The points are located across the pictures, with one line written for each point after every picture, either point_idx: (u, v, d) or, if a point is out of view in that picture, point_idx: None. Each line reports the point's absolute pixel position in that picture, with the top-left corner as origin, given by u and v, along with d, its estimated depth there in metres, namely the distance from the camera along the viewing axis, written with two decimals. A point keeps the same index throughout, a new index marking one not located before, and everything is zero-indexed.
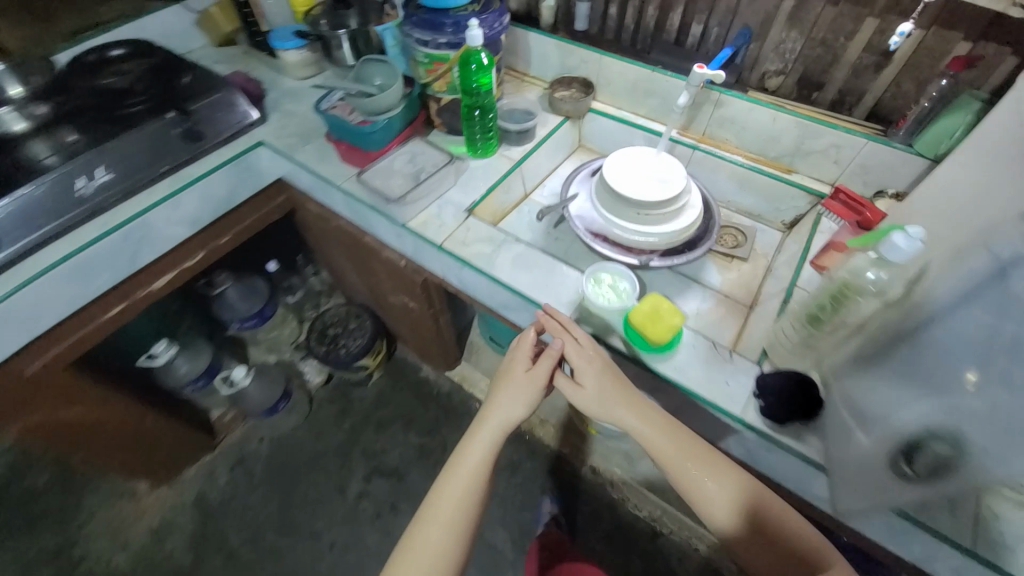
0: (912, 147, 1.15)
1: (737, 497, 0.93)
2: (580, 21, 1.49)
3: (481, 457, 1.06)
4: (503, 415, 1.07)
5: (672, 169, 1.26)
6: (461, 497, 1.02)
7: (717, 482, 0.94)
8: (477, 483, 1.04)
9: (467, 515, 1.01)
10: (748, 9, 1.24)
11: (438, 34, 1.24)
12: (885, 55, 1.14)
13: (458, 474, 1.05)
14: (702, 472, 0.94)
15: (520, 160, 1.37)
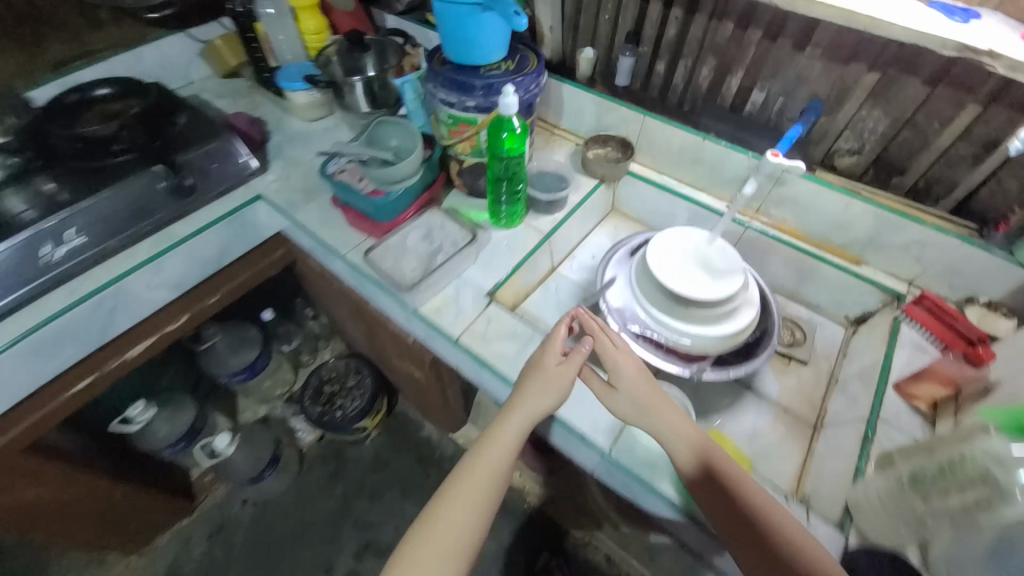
0: (1012, 255, 0.99)
1: (803, 541, 0.72)
2: (622, 76, 1.34)
3: (496, 458, 0.86)
4: (530, 412, 0.88)
5: (728, 259, 1.10)
6: (468, 498, 0.82)
7: (775, 512, 0.74)
8: (487, 491, 0.83)
9: (475, 511, 0.81)
10: (823, 81, 1.08)
11: (466, 96, 1.08)
12: (988, 147, 0.97)
13: (468, 477, 0.84)
14: (752, 494, 0.76)
15: (549, 233, 1.22)
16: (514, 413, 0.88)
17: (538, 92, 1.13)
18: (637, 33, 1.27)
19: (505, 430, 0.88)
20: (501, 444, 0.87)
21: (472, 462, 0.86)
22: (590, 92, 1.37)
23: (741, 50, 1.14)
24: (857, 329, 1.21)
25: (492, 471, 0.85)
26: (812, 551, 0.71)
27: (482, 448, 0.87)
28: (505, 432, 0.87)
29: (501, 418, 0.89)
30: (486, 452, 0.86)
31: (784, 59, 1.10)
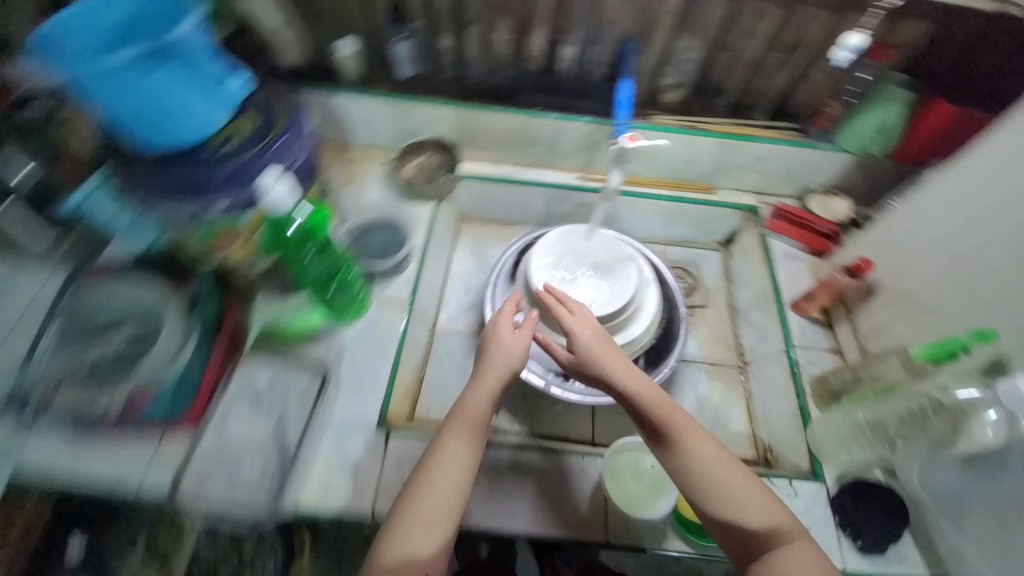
0: (834, 144, 1.05)
1: (751, 501, 0.65)
2: (405, 66, 1.03)
3: (473, 429, 0.70)
4: (497, 376, 0.74)
5: (609, 252, 1.00)
6: (440, 495, 0.65)
7: (722, 473, 0.66)
8: (462, 479, 0.67)
9: (448, 510, 0.65)
10: (632, 16, 0.93)
11: (213, 200, 0.75)
12: (793, 49, 0.96)
13: (437, 462, 0.67)
14: (696, 454, 0.67)
15: (413, 296, 0.97)
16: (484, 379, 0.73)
17: (308, 151, 0.85)
18: (400, 7, 0.96)
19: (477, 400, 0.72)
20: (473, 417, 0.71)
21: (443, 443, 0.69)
22: (376, 99, 1.07)
23: (534, 0, 0.92)
24: (729, 249, 1.23)
25: (467, 456, 0.68)
26: (759, 509, 0.64)
27: (451, 425, 0.70)
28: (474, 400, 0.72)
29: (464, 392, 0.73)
30: (460, 423, 0.70)
31: (585, 2, 0.92)
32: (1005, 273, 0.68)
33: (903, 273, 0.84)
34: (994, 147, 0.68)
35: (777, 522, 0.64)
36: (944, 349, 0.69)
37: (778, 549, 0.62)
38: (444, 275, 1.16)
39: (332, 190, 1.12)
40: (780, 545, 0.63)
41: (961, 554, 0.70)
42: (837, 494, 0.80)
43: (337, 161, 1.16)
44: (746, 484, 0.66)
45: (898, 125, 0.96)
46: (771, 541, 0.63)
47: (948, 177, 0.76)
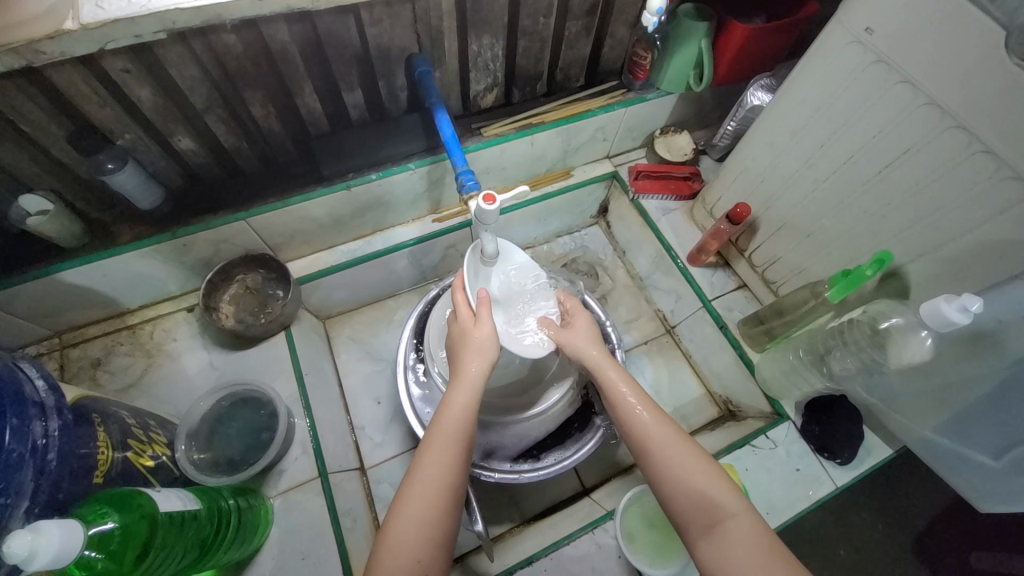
0: (660, 89, 0.99)
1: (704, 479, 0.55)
2: (142, 196, 0.73)
3: (460, 420, 0.60)
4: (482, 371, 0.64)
5: (533, 277, 0.78)
6: (427, 501, 0.54)
7: (675, 446, 0.58)
8: (453, 477, 0.57)
9: (438, 522, 0.54)
10: (407, 33, 0.74)
11: None
12: (590, 14, 0.85)
13: (421, 465, 0.57)
14: (651, 427, 0.60)
15: (322, 468, 0.77)
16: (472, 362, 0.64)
17: (65, 421, 0.50)
18: (87, 127, 0.65)
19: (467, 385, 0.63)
20: (462, 404, 0.61)
21: (429, 441, 0.58)
22: (123, 253, 0.75)
23: (276, 58, 0.68)
24: (606, 219, 1.21)
25: (456, 453, 0.58)
26: (709, 483, 0.55)
27: (436, 420, 0.60)
28: (464, 390, 0.62)
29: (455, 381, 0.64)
30: (447, 413, 0.60)
31: (341, 39, 0.70)
32: (871, 188, 0.68)
33: (777, 203, 0.84)
34: (820, 72, 0.68)
35: (727, 493, 0.54)
36: (851, 279, 0.68)
37: (725, 524, 0.52)
38: (341, 399, 0.96)
39: (140, 381, 0.82)
40: (730, 518, 0.52)
41: (915, 434, 0.77)
42: (805, 424, 0.84)
43: (126, 339, 0.85)
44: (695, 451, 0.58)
45: (707, 53, 0.90)
46: (720, 517, 0.52)
47: (788, 99, 0.74)
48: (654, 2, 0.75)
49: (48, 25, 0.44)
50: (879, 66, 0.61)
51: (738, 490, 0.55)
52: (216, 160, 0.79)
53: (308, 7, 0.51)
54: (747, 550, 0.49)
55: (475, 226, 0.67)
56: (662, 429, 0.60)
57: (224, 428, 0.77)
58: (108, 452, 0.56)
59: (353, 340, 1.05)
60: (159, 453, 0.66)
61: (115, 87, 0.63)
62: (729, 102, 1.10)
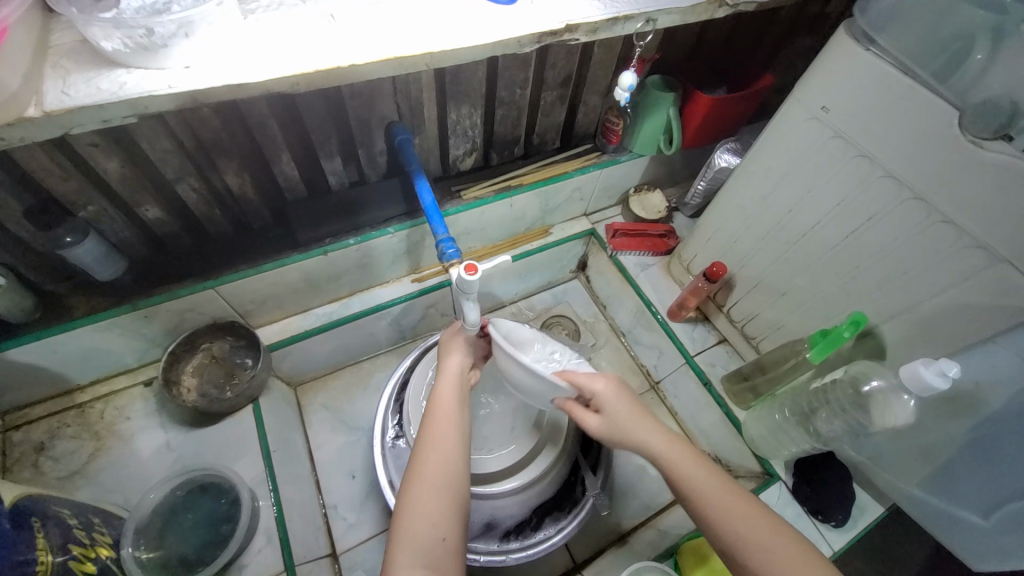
0: (632, 152, 1.03)
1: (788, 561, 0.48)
2: (103, 268, 0.69)
3: (456, 416, 0.60)
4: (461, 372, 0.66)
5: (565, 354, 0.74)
6: (440, 482, 0.54)
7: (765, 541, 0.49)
8: (460, 452, 0.57)
9: (455, 497, 0.54)
10: (387, 103, 0.75)
11: None
12: (564, 86, 0.89)
13: (427, 454, 0.56)
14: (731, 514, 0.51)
15: (289, 561, 0.70)
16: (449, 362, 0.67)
17: None
18: (46, 200, 0.62)
19: (448, 377, 0.65)
20: (449, 390, 0.63)
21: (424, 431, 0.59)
22: (78, 328, 0.70)
23: (253, 129, 0.67)
24: (586, 273, 1.22)
25: (456, 432, 0.59)
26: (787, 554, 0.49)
27: (428, 414, 0.61)
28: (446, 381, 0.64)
29: (442, 379, 0.65)
30: (437, 405, 0.61)
31: (320, 110, 0.70)
32: (840, 252, 0.71)
33: (751, 262, 0.86)
34: (782, 144, 0.72)
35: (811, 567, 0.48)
36: (830, 340, 0.70)
37: None
38: (313, 476, 0.89)
39: (86, 469, 0.75)
40: None
41: (906, 494, 0.76)
42: (796, 485, 0.83)
43: (74, 419, 0.78)
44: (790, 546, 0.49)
45: (676, 120, 0.94)
46: None
47: (754, 167, 0.78)
48: (626, 78, 0.79)
49: (7, 113, 0.42)
50: (837, 140, 0.65)
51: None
52: (185, 227, 0.76)
53: (288, 90, 0.51)
54: None
55: (455, 295, 0.64)
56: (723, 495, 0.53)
57: (178, 520, 0.70)
58: (47, 557, 0.49)
59: (326, 407, 0.99)
60: (103, 557, 0.59)
61: (80, 160, 0.61)
62: (698, 161, 1.15)
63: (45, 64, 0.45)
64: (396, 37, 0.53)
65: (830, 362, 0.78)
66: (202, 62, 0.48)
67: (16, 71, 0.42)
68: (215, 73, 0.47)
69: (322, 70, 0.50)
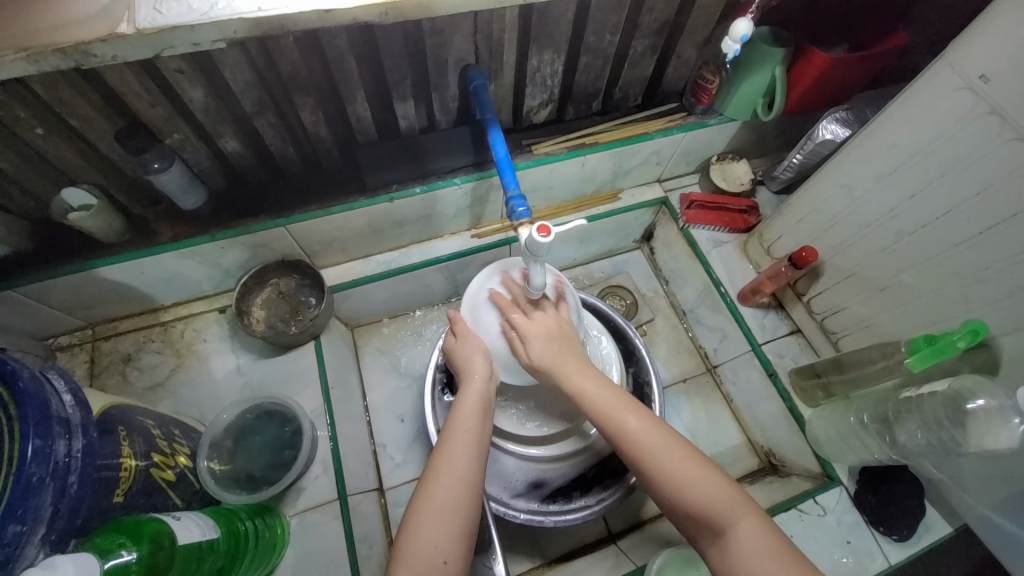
0: (723, 115, 0.92)
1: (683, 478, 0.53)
2: (185, 197, 0.71)
3: (473, 419, 0.61)
4: (486, 369, 0.65)
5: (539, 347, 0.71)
6: (449, 505, 0.54)
7: (677, 461, 0.54)
8: (474, 471, 0.57)
9: (463, 516, 0.54)
10: (467, 43, 0.70)
11: None
12: (659, 34, 0.79)
13: (440, 466, 0.57)
14: (642, 438, 0.56)
15: (343, 490, 0.74)
16: (470, 368, 0.65)
17: (89, 442, 0.47)
18: (136, 125, 0.64)
19: (474, 382, 0.64)
20: (472, 400, 0.62)
21: (442, 443, 0.59)
22: (163, 253, 0.74)
23: (330, 64, 0.65)
24: (651, 244, 1.16)
25: (475, 440, 0.59)
26: (708, 486, 0.52)
27: (449, 423, 0.61)
28: (470, 389, 0.63)
29: (464, 382, 0.65)
30: (458, 416, 0.61)
31: (398, 47, 0.66)
32: (967, 249, 0.62)
33: (848, 250, 0.77)
34: (919, 117, 0.61)
35: (723, 493, 0.52)
36: (936, 349, 0.62)
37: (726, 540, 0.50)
38: (365, 414, 0.94)
39: (168, 382, 0.81)
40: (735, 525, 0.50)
41: (984, 519, 0.70)
42: (859, 492, 0.77)
43: (158, 335, 0.84)
44: (697, 465, 0.54)
45: (781, 81, 0.83)
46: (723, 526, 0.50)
47: (874, 142, 0.67)
48: (739, 28, 0.70)
49: (99, 28, 0.42)
50: (992, 117, 0.54)
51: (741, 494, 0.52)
52: (259, 162, 0.77)
53: (374, 20, 0.48)
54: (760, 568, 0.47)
55: (523, 255, 0.62)
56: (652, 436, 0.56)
57: (247, 440, 0.75)
58: (130, 464, 0.54)
59: (380, 351, 1.02)
60: (181, 466, 0.64)
61: (166, 86, 0.61)
62: (797, 131, 1.02)
63: None
64: None
65: (926, 372, 0.70)
66: None
67: None
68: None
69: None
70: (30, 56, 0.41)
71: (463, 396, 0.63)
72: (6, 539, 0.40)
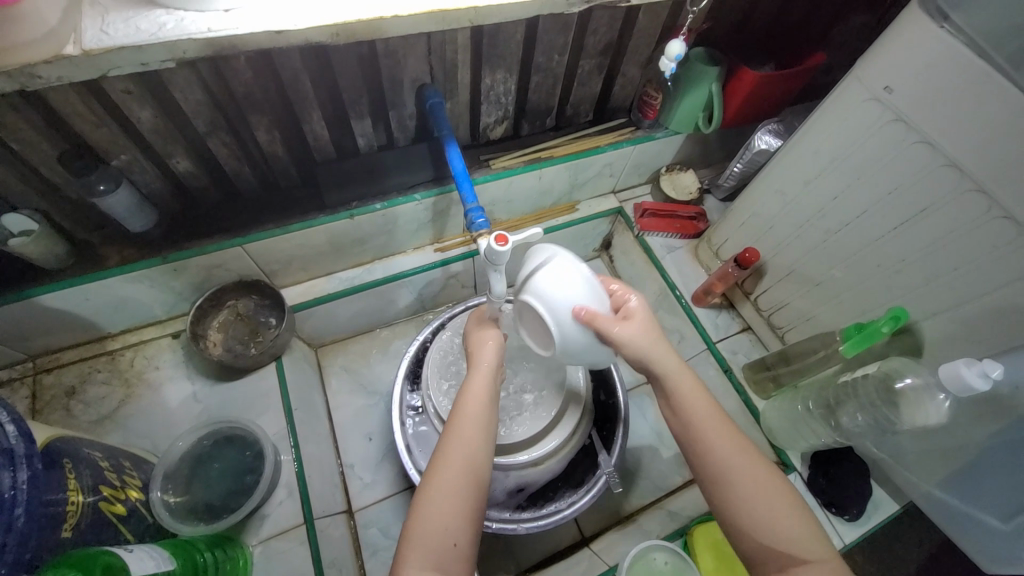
0: (668, 128, 0.98)
1: (762, 503, 0.49)
2: (133, 219, 0.69)
3: (483, 402, 0.58)
4: (492, 358, 0.63)
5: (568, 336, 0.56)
6: (456, 488, 0.51)
7: (763, 485, 0.49)
8: (480, 458, 0.54)
9: (468, 501, 0.51)
10: (421, 61, 0.72)
11: None
12: (604, 54, 0.85)
13: (449, 449, 0.54)
14: (727, 450, 0.51)
15: (309, 514, 0.72)
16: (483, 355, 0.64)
17: (35, 472, 0.45)
18: (81, 147, 0.62)
19: (481, 369, 0.62)
20: (479, 386, 0.60)
21: (452, 423, 0.56)
22: (110, 277, 0.71)
23: (286, 85, 0.66)
24: (609, 253, 1.20)
25: (481, 426, 0.56)
26: (789, 522, 0.48)
27: (459, 405, 0.58)
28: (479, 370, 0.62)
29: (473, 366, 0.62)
30: (467, 398, 0.58)
31: (354, 67, 0.68)
32: (886, 243, 0.68)
33: (786, 250, 0.83)
34: (835, 126, 0.68)
35: (802, 527, 0.48)
36: (866, 334, 0.68)
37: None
38: (332, 435, 0.92)
39: (116, 414, 0.77)
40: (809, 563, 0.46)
41: (924, 493, 0.75)
42: (812, 476, 0.82)
43: (104, 365, 0.80)
44: (781, 493, 0.50)
45: (717, 97, 0.89)
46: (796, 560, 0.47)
47: (801, 150, 0.74)
48: (673, 48, 0.75)
49: (45, 50, 0.41)
50: (897, 124, 0.61)
51: (820, 532, 0.48)
52: (213, 182, 0.76)
53: (327, 41, 0.49)
54: None
55: (484, 266, 0.63)
56: (751, 468, 0.50)
57: (204, 469, 0.72)
58: (77, 498, 0.52)
59: (345, 370, 1.01)
60: (132, 499, 0.61)
61: (114, 106, 0.60)
62: (736, 143, 1.10)
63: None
64: None
65: (862, 358, 0.76)
66: (247, 6, 0.46)
67: (55, 6, 0.41)
68: (254, 20, 0.46)
69: (362, 22, 0.48)
70: None
71: (473, 382, 0.60)
72: None
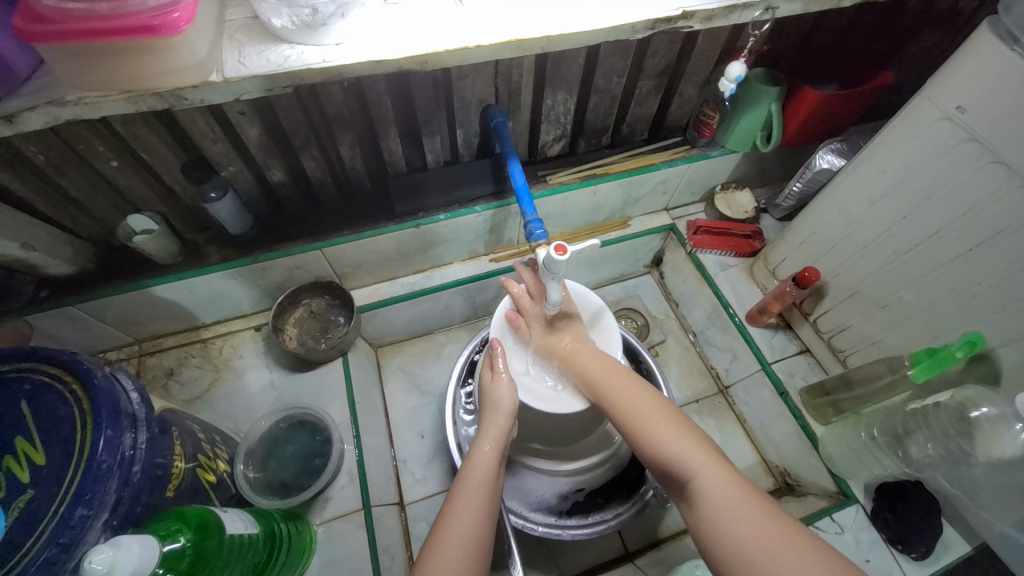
0: (724, 147, 0.99)
1: (654, 430, 0.58)
2: (234, 222, 0.79)
3: (487, 472, 0.62)
4: (505, 422, 0.65)
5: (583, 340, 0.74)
6: (460, 552, 0.55)
7: (657, 419, 0.59)
8: (484, 526, 0.57)
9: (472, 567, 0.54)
10: (489, 83, 0.78)
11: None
12: (661, 76, 0.88)
13: (451, 515, 0.58)
14: (625, 397, 0.62)
15: (367, 500, 0.77)
16: (494, 414, 0.66)
17: (151, 435, 0.52)
18: (199, 159, 0.72)
19: (488, 434, 0.65)
20: (485, 463, 0.62)
21: (454, 501, 0.60)
22: (212, 273, 0.81)
23: (369, 106, 0.74)
24: (660, 269, 1.21)
25: (486, 496, 0.59)
26: (680, 442, 0.56)
27: (463, 473, 0.62)
28: (487, 435, 0.65)
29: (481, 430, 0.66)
30: (472, 467, 0.62)
31: (428, 90, 0.75)
32: (959, 267, 0.65)
33: (849, 270, 0.81)
34: (905, 146, 0.67)
35: (698, 448, 0.55)
36: (937, 360, 0.65)
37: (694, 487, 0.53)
38: (387, 429, 0.97)
39: (206, 395, 0.87)
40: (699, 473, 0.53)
41: (1003, 534, 0.70)
42: (875, 509, 0.78)
43: (198, 351, 0.90)
44: (671, 420, 0.59)
45: (776, 116, 0.89)
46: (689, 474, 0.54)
47: (867, 169, 0.73)
48: (733, 70, 0.77)
49: (193, 78, 0.50)
50: (970, 144, 0.60)
51: (710, 449, 0.55)
52: (300, 191, 0.84)
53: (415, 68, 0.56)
54: (725, 508, 0.49)
55: (542, 273, 0.66)
56: (644, 406, 0.61)
57: (278, 450, 0.79)
58: (181, 463, 0.59)
59: (401, 369, 1.07)
60: (221, 470, 0.69)
61: (228, 125, 0.70)
62: (795, 161, 1.08)
63: (224, 36, 0.53)
64: (514, 21, 0.56)
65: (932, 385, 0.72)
66: (351, 41, 0.53)
67: (206, 41, 0.49)
68: (357, 51, 0.53)
69: (446, 50, 0.54)
70: (132, 96, 0.49)
71: (478, 451, 0.64)
72: (74, 521, 0.44)
